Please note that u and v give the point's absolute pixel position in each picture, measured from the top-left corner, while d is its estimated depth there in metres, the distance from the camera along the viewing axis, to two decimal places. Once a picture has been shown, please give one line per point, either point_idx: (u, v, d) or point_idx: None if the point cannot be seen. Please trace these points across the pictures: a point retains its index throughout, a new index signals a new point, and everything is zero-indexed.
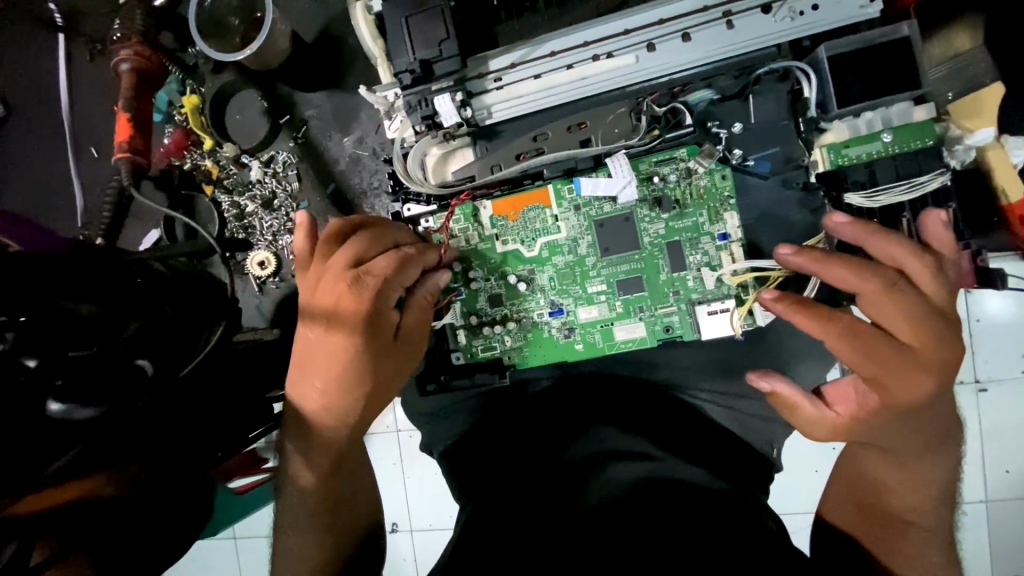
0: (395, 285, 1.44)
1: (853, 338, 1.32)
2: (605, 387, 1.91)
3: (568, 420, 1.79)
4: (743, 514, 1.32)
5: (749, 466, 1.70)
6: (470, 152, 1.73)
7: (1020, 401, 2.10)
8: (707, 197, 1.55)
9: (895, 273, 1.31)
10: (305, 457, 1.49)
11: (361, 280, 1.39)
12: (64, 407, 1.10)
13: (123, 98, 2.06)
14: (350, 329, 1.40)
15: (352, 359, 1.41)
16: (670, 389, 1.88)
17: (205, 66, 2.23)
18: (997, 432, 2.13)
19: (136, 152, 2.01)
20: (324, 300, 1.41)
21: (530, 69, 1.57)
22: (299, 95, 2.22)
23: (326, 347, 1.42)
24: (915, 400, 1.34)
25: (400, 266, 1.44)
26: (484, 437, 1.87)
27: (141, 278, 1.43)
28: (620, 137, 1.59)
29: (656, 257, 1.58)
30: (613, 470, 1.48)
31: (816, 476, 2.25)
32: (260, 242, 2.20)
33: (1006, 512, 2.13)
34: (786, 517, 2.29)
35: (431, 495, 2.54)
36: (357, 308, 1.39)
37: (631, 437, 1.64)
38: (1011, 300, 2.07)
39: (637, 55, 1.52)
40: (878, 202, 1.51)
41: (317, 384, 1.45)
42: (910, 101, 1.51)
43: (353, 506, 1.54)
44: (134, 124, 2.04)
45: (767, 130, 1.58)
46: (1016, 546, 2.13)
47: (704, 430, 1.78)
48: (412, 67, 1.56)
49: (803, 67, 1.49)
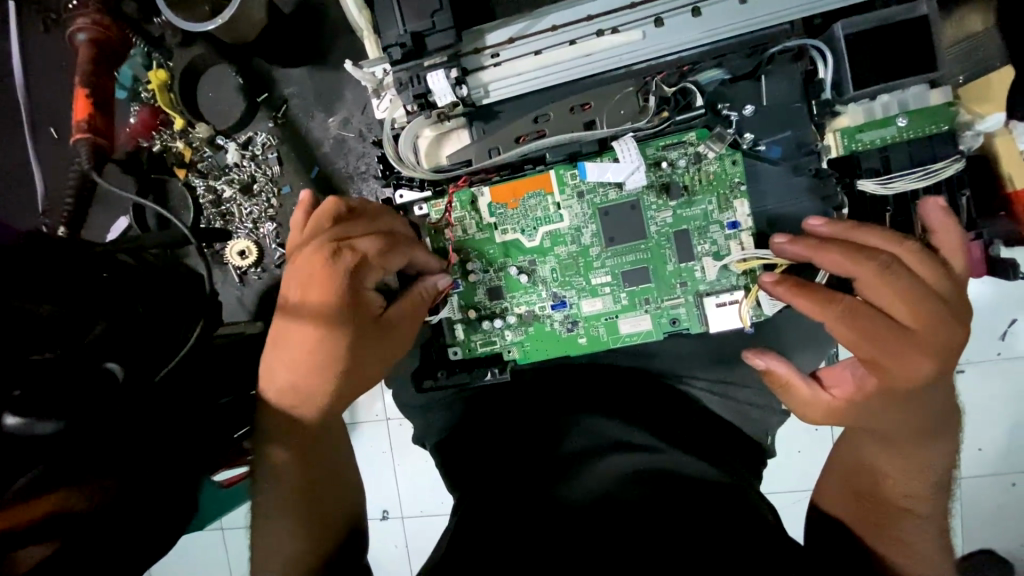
0: (377, 268, 1.35)
1: (853, 321, 1.27)
2: (601, 378, 1.85)
3: (557, 413, 1.72)
4: (741, 506, 1.30)
5: (746, 455, 1.68)
6: (465, 134, 1.62)
7: (998, 382, 2.14)
8: (716, 183, 1.47)
9: (889, 257, 1.26)
10: (280, 463, 1.39)
11: (341, 255, 1.31)
12: (21, 422, 0.98)
13: (81, 73, 1.91)
14: (324, 308, 1.32)
15: (322, 342, 1.33)
16: (667, 379, 1.83)
17: (172, 38, 2.03)
18: (977, 415, 2.16)
19: (97, 132, 1.88)
20: (301, 271, 1.32)
21: (530, 44, 1.48)
22: (277, 71, 2.06)
23: (299, 325, 1.34)
24: (915, 383, 1.30)
25: (386, 250, 1.36)
26: (470, 433, 1.76)
27: (107, 271, 1.25)
28: (626, 118, 1.49)
29: (663, 246, 1.51)
30: (606, 462, 1.46)
31: (798, 457, 2.27)
32: (240, 230, 2.08)
33: (983, 491, 2.18)
34: (773, 496, 2.31)
35: (421, 485, 2.50)
36: (333, 286, 1.31)
37: (625, 427, 1.61)
38: (994, 286, 2.09)
39: (643, 31, 1.44)
40: (894, 189, 1.44)
41: (293, 375, 1.37)
42: (925, 84, 1.45)
43: (337, 505, 1.41)
44: (94, 102, 1.91)
45: (780, 113, 1.48)
46: (992, 523, 2.19)
47: (705, 421, 1.73)
48: (403, 40, 1.43)
49: (818, 45, 1.40)
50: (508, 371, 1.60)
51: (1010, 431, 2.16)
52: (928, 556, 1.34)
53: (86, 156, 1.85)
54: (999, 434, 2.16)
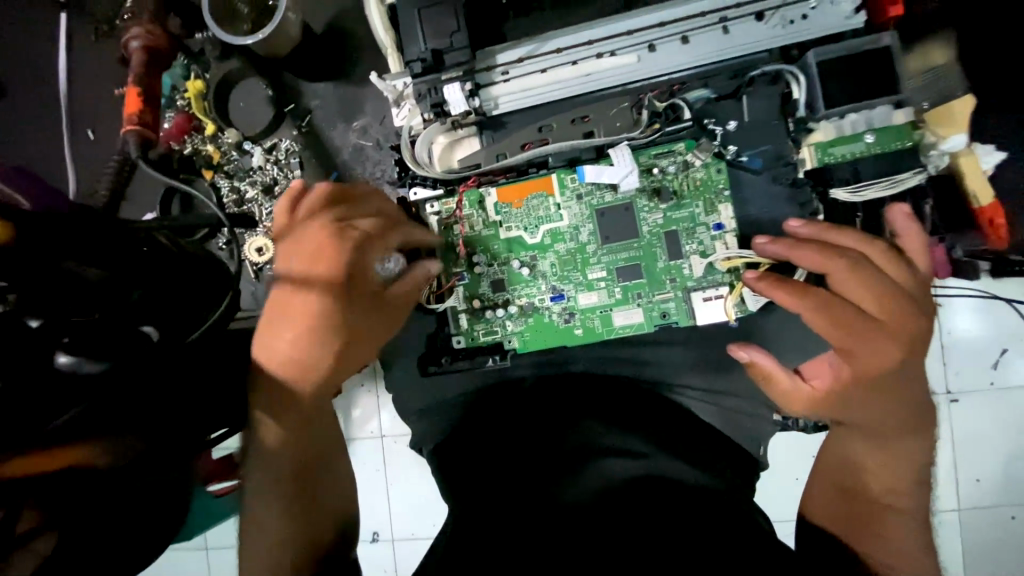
0: (377, 245, 1.49)
1: (828, 311, 1.38)
2: (593, 387, 1.89)
3: (556, 415, 1.78)
4: (734, 513, 1.36)
5: (742, 464, 1.71)
6: (476, 141, 1.80)
7: (987, 413, 2.21)
8: (703, 188, 1.61)
9: (858, 254, 1.39)
10: (276, 434, 1.41)
11: (345, 231, 1.43)
12: (72, 359, 1.08)
13: (132, 73, 2.02)
14: (328, 279, 1.40)
15: (323, 310, 1.39)
16: (656, 388, 1.91)
17: (211, 51, 2.24)
18: (970, 443, 2.23)
19: (145, 125, 1.96)
20: (305, 247, 1.41)
21: (538, 63, 1.66)
22: (304, 85, 2.26)
23: (302, 295, 1.39)
24: (884, 368, 1.39)
25: (386, 229, 1.51)
26: (472, 437, 1.78)
27: (146, 247, 1.35)
28: (621, 129, 1.64)
29: (654, 246, 1.63)
30: (606, 466, 1.51)
31: (796, 484, 2.36)
32: (260, 226, 2.17)
33: (978, 520, 2.23)
34: (779, 525, 2.37)
35: (413, 504, 2.53)
36: (338, 258, 1.41)
37: (618, 433, 1.63)
38: (985, 318, 2.18)
39: (638, 55, 1.62)
40: (862, 197, 1.59)
41: (289, 338, 1.40)
42: (890, 104, 1.59)
43: (325, 499, 1.45)
44: (144, 99, 2.01)
45: (758, 128, 1.65)
46: (985, 552, 2.23)
47: (698, 428, 1.78)
48: (424, 56, 1.61)
49: (792, 70, 1.59)
50: (508, 357, 1.74)
51: (1003, 459, 2.22)
52: (913, 551, 1.37)
53: (133, 145, 1.93)
54: (993, 463, 2.22)
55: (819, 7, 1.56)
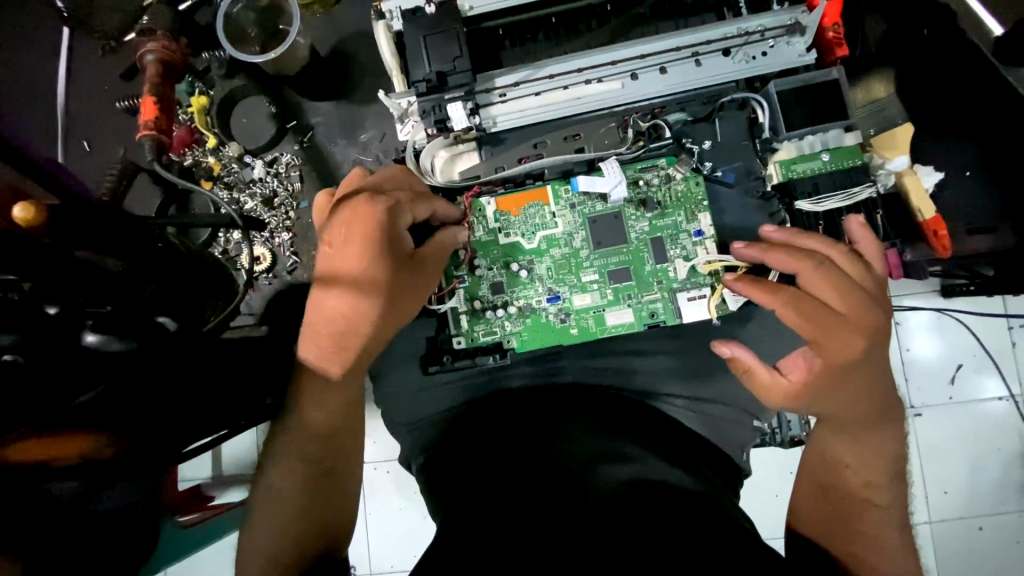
0: (408, 209, 1.53)
1: (797, 305, 1.53)
2: (581, 398, 1.84)
3: (544, 421, 1.71)
4: (717, 515, 1.33)
5: (725, 470, 1.78)
6: (475, 155, 1.94)
7: (948, 423, 2.40)
8: (683, 200, 1.78)
9: (823, 256, 1.56)
10: (313, 418, 1.52)
11: (377, 197, 1.49)
12: (99, 339, 1.08)
13: (149, 84, 2.09)
14: (365, 241, 1.47)
15: (363, 272, 1.49)
16: (645, 399, 1.88)
17: (216, 70, 2.30)
18: (935, 455, 2.39)
19: (162, 131, 2.03)
20: (342, 216, 1.48)
21: (533, 87, 1.81)
22: (307, 104, 2.34)
23: (342, 258, 1.49)
24: (850, 356, 1.54)
25: (415, 198, 1.56)
26: (463, 446, 1.72)
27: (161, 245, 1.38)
28: (610, 146, 1.81)
29: (642, 250, 1.77)
30: (602, 473, 1.43)
31: (777, 501, 2.48)
32: (257, 238, 2.25)
33: (946, 529, 2.38)
34: (772, 542, 2.48)
35: (396, 535, 2.54)
36: (373, 220, 1.47)
37: (606, 439, 1.60)
38: (938, 334, 2.41)
39: (622, 82, 1.79)
40: (823, 207, 1.80)
41: (332, 298, 1.50)
42: (841, 129, 1.80)
43: (330, 504, 1.49)
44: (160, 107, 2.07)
45: (730, 148, 1.87)
46: (955, 559, 2.36)
47: (684, 436, 1.79)
48: (428, 77, 1.75)
49: (756, 97, 1.80)
50: (507, 356, 1.87)
51: (964, 469, 2.39)
52: (885, 539, 1.48)
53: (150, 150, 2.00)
54: (958, 475, 2.39)
55: (777, 46, 1.78)
